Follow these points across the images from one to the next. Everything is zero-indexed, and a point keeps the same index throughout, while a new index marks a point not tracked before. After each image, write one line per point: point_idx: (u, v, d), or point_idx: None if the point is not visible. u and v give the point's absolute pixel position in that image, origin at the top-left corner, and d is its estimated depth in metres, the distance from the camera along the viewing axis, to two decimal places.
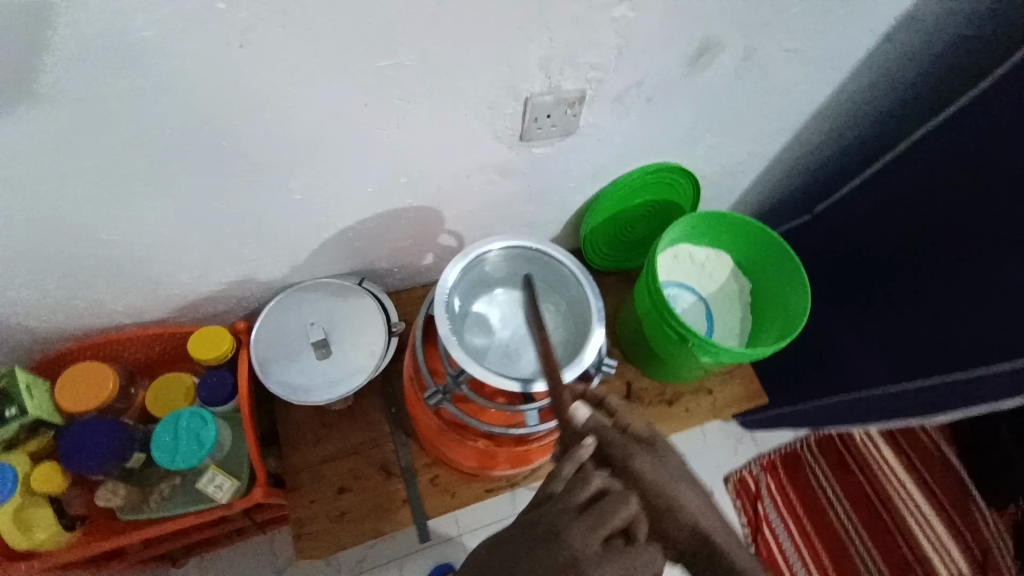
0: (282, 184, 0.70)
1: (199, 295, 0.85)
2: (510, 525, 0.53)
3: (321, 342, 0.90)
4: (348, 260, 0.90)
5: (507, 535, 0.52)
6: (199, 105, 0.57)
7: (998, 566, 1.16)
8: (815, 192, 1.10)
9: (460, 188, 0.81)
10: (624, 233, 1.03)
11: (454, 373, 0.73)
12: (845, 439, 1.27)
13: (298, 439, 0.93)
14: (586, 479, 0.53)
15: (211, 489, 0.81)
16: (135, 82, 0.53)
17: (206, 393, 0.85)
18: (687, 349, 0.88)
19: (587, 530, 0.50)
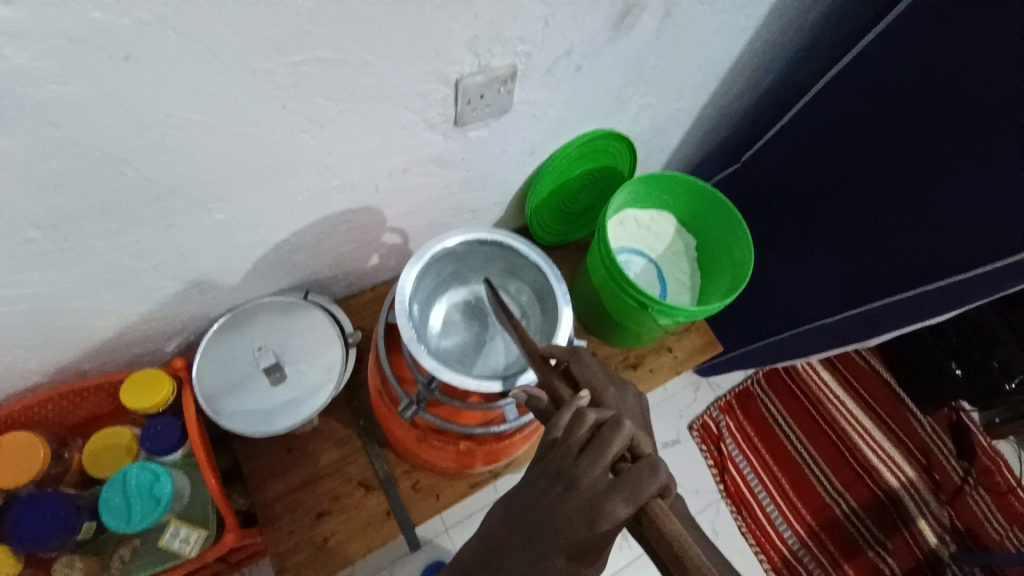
0: (201, 206, 0.64)
1: (124, 339, 0.77)
2: (516, 487, 0.46)
3: (274, 367, 0.84)
4: (288, 275, 0.84)
5: (516, 497, 0.45)
6: (89, 132, 0.50)
7: (941, 463, 1.29)
8: (741, 141, 1.13)
9: (398, 184, 0.77)
10: (568, 206, 1.02)
11: (426, 380, 0.72)
12: (792, 370, 1.35)
13: (264, 473, 0.88)
14: (580, 414, 0.47)
15: (176, 545, 0.74)
16: (4, 114, 0.45)
17: (151, 443, 0.78)
18: (646, 314, 0.89)
19: (589, 463, 0.43)
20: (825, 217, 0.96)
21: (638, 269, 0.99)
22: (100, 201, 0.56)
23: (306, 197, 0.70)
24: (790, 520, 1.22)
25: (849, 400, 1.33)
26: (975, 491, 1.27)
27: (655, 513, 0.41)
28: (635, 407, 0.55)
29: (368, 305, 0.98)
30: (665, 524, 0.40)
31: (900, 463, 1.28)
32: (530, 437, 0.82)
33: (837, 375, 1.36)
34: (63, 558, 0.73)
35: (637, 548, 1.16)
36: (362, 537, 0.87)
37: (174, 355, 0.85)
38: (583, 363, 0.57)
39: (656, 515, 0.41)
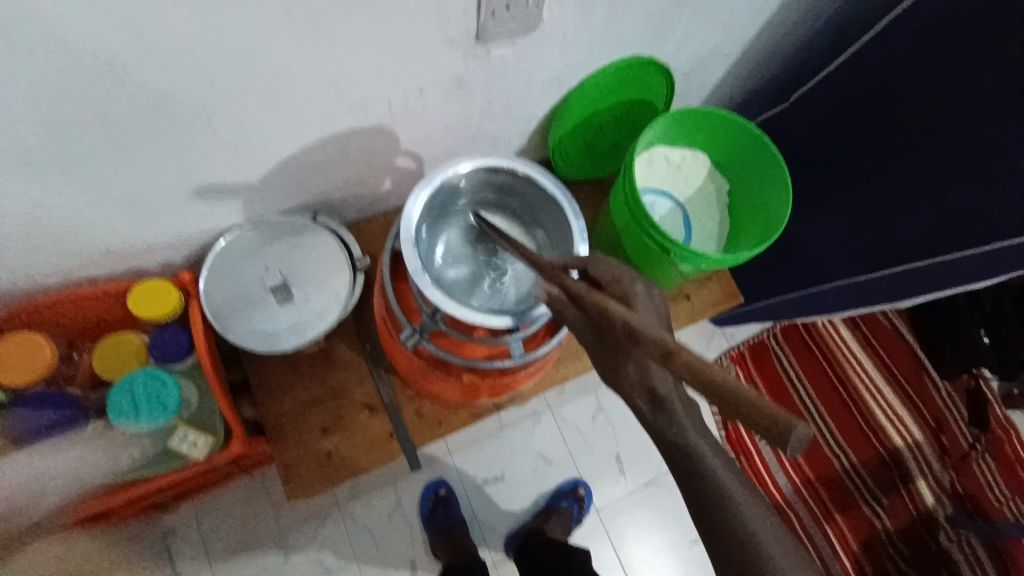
0: (200, 116, 0.60)
1: (131, 249, 0.76)
2: None
3: (281, 287, 0.84)
4: (295, 195, 0.81)
5: None
6: (74, 29, 0.46)
7: (951, 429, 1.27)
8: (795, 77, 1.03)
9: (413, 104, 0.71)
10: (596, 140, 0.96)
11: (430, 311, 0.70)
12: (811, 327, 1.32)
13: (272, 388, 0.89)
14: None
15: (185, 447, 0.78)
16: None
17: (159, 351, 0.79)
18: (667, 260, 0.84)
19: None
20: (872, 170, 0.88)
21: (664, 212, 0.94)
22: (93, 104, 0.53)
23: (313, 112, 0.65)
24: (787, 468, 1.24)
25: (867, 361, 1.30)
26: (982, 459, 1.24)
27: (686, 376, 0.39)
28: (660, 302, 0.56)
29: (379, 231, 0.95)
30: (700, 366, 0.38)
31: (909, 426, 1.26)
32: (532, 376, 0.83)
33: (858, 336, 1.32)
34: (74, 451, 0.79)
35: (632, 484, 1.19)
36: (365, 455, 0.90)
37: (183, 268, 0.85)
38: (603, 263, 0.59)
39: (687, 374, 0.39)
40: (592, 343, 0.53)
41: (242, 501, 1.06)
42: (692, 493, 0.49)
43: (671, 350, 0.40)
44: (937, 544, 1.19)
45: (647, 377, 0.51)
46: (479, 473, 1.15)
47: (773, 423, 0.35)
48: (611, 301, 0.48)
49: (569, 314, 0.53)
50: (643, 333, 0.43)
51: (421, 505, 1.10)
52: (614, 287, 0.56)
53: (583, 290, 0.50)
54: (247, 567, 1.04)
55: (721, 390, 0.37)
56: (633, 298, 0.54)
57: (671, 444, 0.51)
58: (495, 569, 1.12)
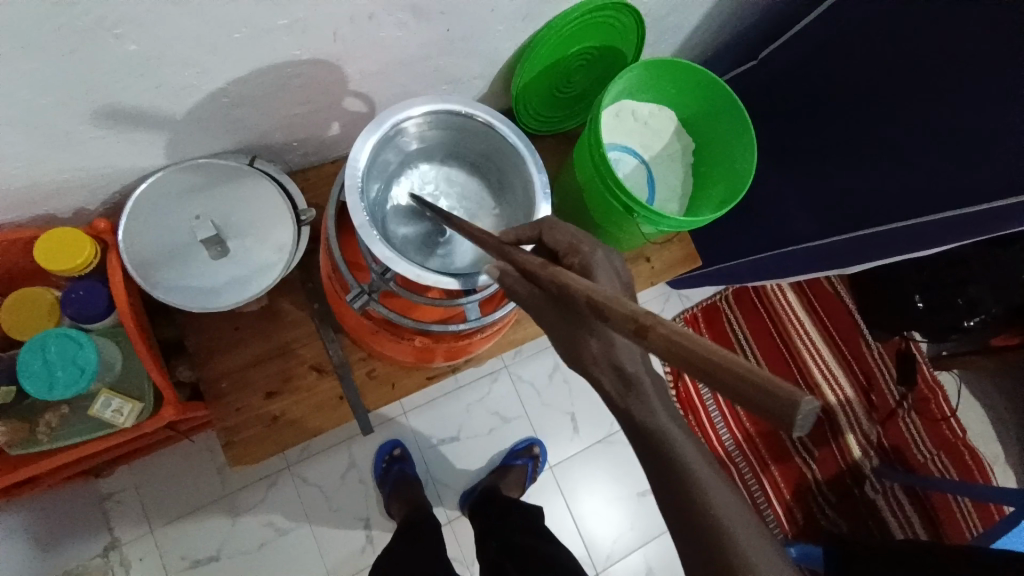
0: (107, 32, 0.50)
1: (36, 192, 0.66)
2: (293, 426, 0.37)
3: (214, 240, 0.77)
4: (228, 134, 0.72)
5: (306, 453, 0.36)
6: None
7: (881, 387, 1.34)
8: (763, 32, 1.00)
9: (362, 36, 0.64)
10: (560, 89, 0.90)
11: (379, 270, 0.65)
12: (761, 290, 1.34)
13: (209, 347, 0.83)
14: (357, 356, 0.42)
15: (108, 415, 0.71)
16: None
17: (75, 309, 0.71)
18: (630, 220, 0.81)
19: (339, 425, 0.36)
20: (835, 132, 0.87)
21: (629, 169, 0.90)
22: None
23: (243, 36, 0.57)
24: (729, 425, 1.27)
25: (810, 324, 1.34)
26: (907, 415, 1.33)
27: (664, 353, 0.32)
28: (621, 266, 0.52)
29: (326, 179, 0.88)
30: (680, 340, 0.31)
31: (843, 384, 1.32)
32: (490, 338, 0.80)
33: (803, 299, 1.35)
34: None
35: (585, 441, 1.20)
36: (315, 416, 0.86)
37: (101, 214, 0.76)
38: (559, 228, 0.54)
39: (665, 351, 0.32)
40: (548, 317, 0.47)
41: (184, 465, 1.01)
42: (660, 476, 0.46)
43: (645, 323, 0.33)
44: (861, 492, 1.28)
45: (610, 352, 0.47)
46: (434, 432, 1.13)
47: (770, 399, 0.28)
48: (570, 274, 0.42)
49: (522, 289, 0.47)
50: (608, 307, 0.36)
51: (375, 465, 1.08)
52: (572, 257, 0.52)
53: (537, 264, 0.45)
54: (192, 531, 1.00)
55: (707, 368, 0.30)
56: (593, 266, 0.50)
57: (640, 429, 0.47)
58: (451, 526, 1.12)
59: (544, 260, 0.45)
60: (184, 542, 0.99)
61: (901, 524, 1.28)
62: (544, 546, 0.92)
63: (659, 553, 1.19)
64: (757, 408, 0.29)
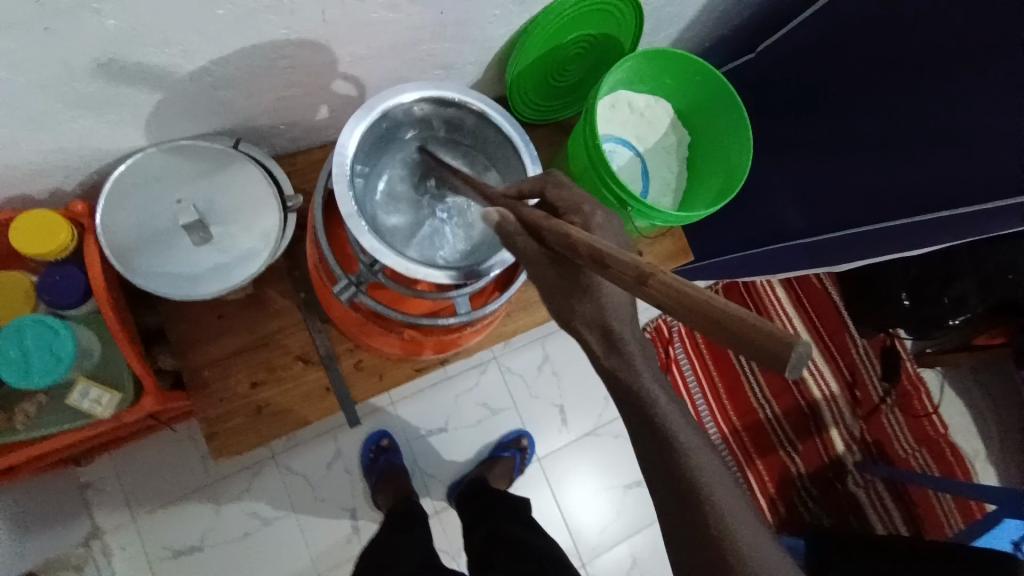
0: (81, 6, 0.47)
1: (10, 173, 0.64)
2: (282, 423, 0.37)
3: (197, 226, 0.74)
4: (212, 116, 0.70)
5: None
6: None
7: (866, 383, 1.35)
8: (759, 26, 0.99)
9: (351, 16, 0.61)
10: (555, 78, 0.89)
11: (368, 262, 0.64)
12: (750, 284, 1.34)
13: (191, 336, 0.81)
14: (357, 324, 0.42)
15: (86, 405, 0.69)
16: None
17: (50, 294, 0.69)
18: (625, 213, 0.80)
19: None
20: (831, 128, 0.86)
21: (623, 161, 0.89)
22: None
23: (227, 12, 0.54)
24: (716, 417, 1.27)
25: (798, 319, 1.34)
26: (890, 411, 1.35)
27: (663, 301, 0.32)
28: (622, 231, 0.49)
29: (314, 164, 0.86)
30: (678, 285, 0.31)
31: (827, 379, 1.33)
32: (479, 332, 0.80)
33: (792, 294, 1.36)
34: None
35: (574, 433, 1.20)
36: (301, 407, 0.84)
37: (79, 197, 0.74)
38: (563, 187, 0.51)
39: (665, 298, 0.32)
40: (545, 279, 0.45)
41: (165, 454, 0.99)
42: (646, 442, 0.47)
43: (646, 271, 0.33)
44: (845, 486, 1.29)
45: (602, 312, 0.45)
46: (422, 423, 1.12)
47: (768, 343, 0.28)
48: (574, 228, 0.41)
49: (523, 244, 0.45)
50: (613, 257, 0.36)
51: (362, 456, 1.07)
52: (573, 215, 0.48)
53: (542, 218, 0.44)
54: (173, 521, 0.98)
55: (706, 312, 0.30)
56: (594, 228, 0.47)
57: (625, 390, 0.46)
58: (437, 517, 1.11)
59: (548, 215, 0.45)
60: (166, 532, 0.97)
61: (883, 520, 1.29)
62: (534, 537, 0.91)
63: (645, 545, 1.19)
64: (753, 355, 0.29)
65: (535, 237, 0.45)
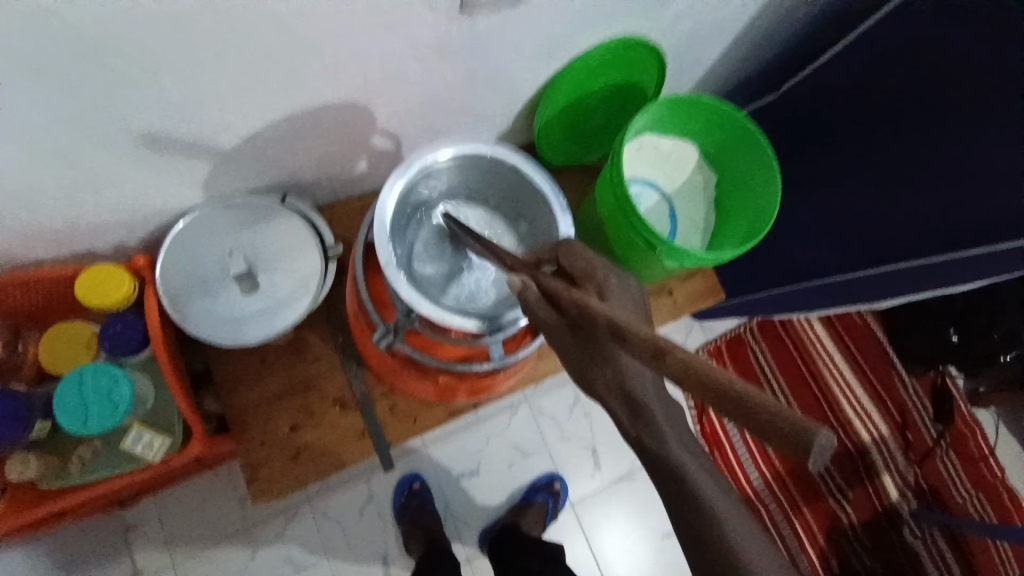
0: (145, 77, 0.52)
1: (78, 229, 0.69)
2: None
3: (245, 275, 0.79)
4: (261, 174, 0.75)
5: None
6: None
7: (917, 425, 1.28)
8: (781, 68, 1.01)
9: (390, 79, 0.66)
10: (581, 125, 0.92)
11: (405, 310, 0.66)
12: (787, 322, 1.31)
13: (235, 381, 0.84)
14: None
15: (139, 449, 0.72)
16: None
17: (110, 343, 0.73)
18: (653, 255, 0.81)
19: None
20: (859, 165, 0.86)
21: (650, 203, 0.91)
22: (23, 63, 0.46)
23: (278, 80, 0.59)
24: (758, 462, 1.22)
25: (840, 358, 1.30)
26: (944, 454, 1.27)
27: (679, 377, 0.33)
28: (636, 292, 0.52)
29: (353, 214, 0.90)
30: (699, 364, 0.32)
31: (876, 421, 1.27)
32: (513, 376, 0.80)
33: (832, 331, 1.32)
34: (18, 456, 0.72)
35: (608, 477, 1.17)
36: (337, 452, 0.85)
37: (138, 250, 0.79)
38: (576, 255, 0.54)
39: (681, 375, 0.33)
40: (569, 348, 0.48)
41: (204, 497, 1.01)
42: (678, 507, 0.46)
43: (662, 347, 0.34)
44: (900, 536, 1.22)
45: (623, 378, 0.47)
46: (454, 466, 1.11)
47: (791, 431, 0.29)
48: (591, 298, 0.43)
49: (543, 312, 0.47)
50: (631, 331, 0.37)
51: (395, 499, 1.06)
52: (588, 283, 0.52)
53: (560, 288, 0.46)
54: (210, 566, 0.99)
55: (725, 392, 0.31)
56: (607, 295, 0.50)
57: (652, 455, 0.47)
58: (469, 565, 1.09)
59: (566, 283, 0.47)
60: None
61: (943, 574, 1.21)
62: None
63: None
64: (772, 438, 0.30)
65: (553, 305, 0.47)
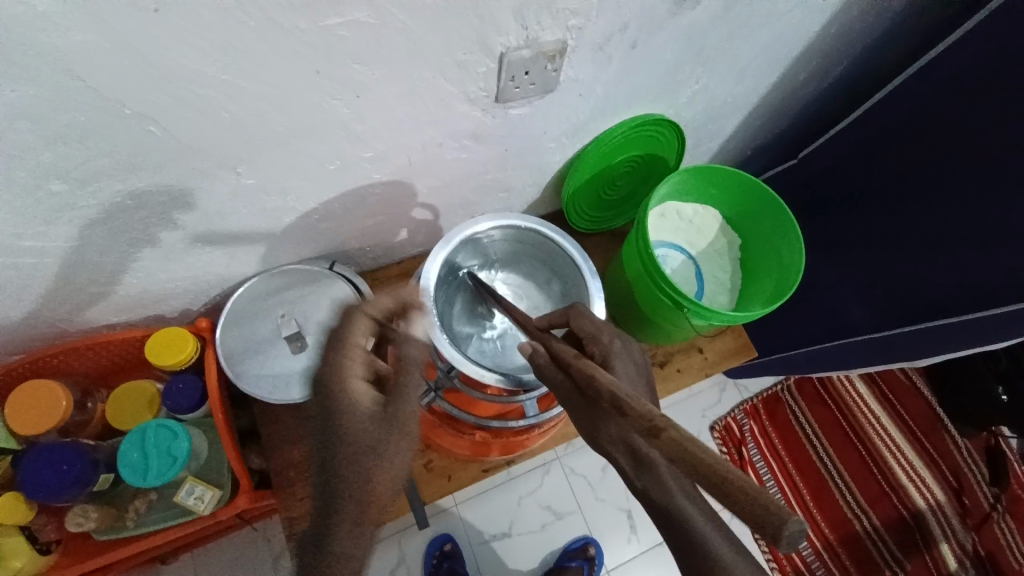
0: (224, 168, 0.60)
1: (151, 296, 0.77)
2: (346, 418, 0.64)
3: (295, 336, 0.84)
4: (313, 245, 0.83)
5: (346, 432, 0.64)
6: (112, 85, 0.47)
7: (972, 488, 1.22)
8: (798, 135, 1.06)
9: (432, 159, 0.73)
10: (607, 193, 0.98)
11: (445, 367, 0.71)
12: (824, 380, 1.29)
13: (280, 438, 0.88)
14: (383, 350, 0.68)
15: (190, 502, 0.76)
16: (6, 45, 0.41)
17: (173, 401, 0.79)
18: (682, 315, 0.83)
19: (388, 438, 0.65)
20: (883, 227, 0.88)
21: (676, 264, 0.95)
22: (127, 159, 0.54)
23: (335, 166, 0.67)
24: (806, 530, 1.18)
25: (884, 418, 1.26)
26: (1003, 520, 1.19)
27: (673, 457, 0.32)
28: (638, 355, 0.56)
29: (393, 279, 0.97)
30: (678, 437, 0.33)
31: (929, 484, 1.21)
32: (546, 433, 0.82)
33: (873, 388, 1.29)
34: (78, 508, 0.76)
35: (644, 543, 1.14)
36: None
37: (201, 314, 0.86)
38: (583, 316, 0.58)
39: (674, 456, 0.32)
40: (575, 403, 0.49)
41: (241, 553, 1.03)
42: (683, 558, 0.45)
43: (658, 425, 0.34)
44: None
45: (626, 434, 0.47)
46: (486, 527, 1.11)
47: (766, 515, 0.28)
48: (597, 367, 0.45)
49: (552, 375, 0.51)
50: (629, 404, 0.37)
51: (427, 561, 1.06)
52: (594, 347, 0.56)
53: (571, 357, 0.48)
54: None
55: (714, 476, 0.30)
56: (612, 358, 0.54)
57: (656, 505, 0.46)
58: None
59: (575, 351, 0.49)
60: None
61: None
62: None
63: None
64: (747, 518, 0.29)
65: (563, 369, 0.50)
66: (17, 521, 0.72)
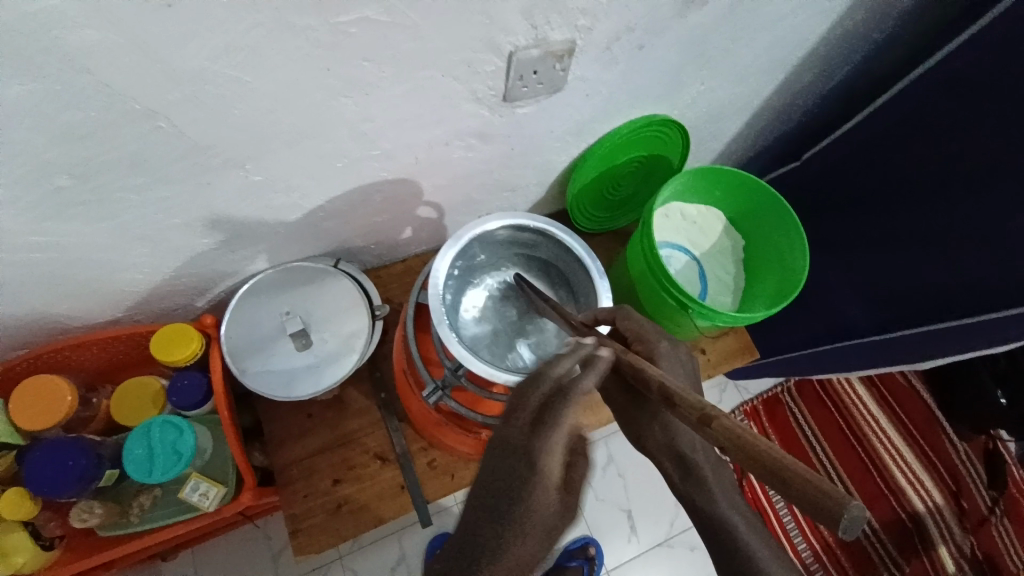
0: (232, 166, 0.61)
1: (156, 292, 0.77)
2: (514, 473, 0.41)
3: (300, 333, 0.84)
4: (318, 243, 0.83)
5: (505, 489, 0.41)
6: (123, 82, 0.47)
7: (969, 489, 1.22)
8: (802, 136, 1.06)
9: (437, 158, 0.73)
10: (611, 192, 0.98)
11: (453, 365, 0.71)
12: (826, 381, 1.29)
13: (284, 435, 0.88)
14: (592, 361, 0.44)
15: (195, 498, 0.76)
16: (20, 40, 0.41)
17: (177, 397, 0.79)
18: (686, 315, 0.84)
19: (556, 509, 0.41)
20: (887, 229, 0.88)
21: (679, 264, 0.95)
22: (135, 156, 0.55)
23: (343, 163, 0.67)
24: (806, 532, 1.18)
25: (884, 419, 1.27)
26: (1001, 523, 1.19)
27: (724, 443, 0.33)
28: (687, 362, 0.57)
29: (397, 277, 0.97)
30: (726, 423, 0.33)
31: (927, 485, 1.22)
32: None
33: (874, 390, 1.29)
34: (83, 504, 0.76)
35: (644, 544, 1.14)
36: (378, 506, 0.87)
37: (205, 311, 0.86)
38: (629, 317, 0.59)
39: (723, 441, 0.33)
40: (619, 401, 0.53)
41: (241, 551, 1.02)
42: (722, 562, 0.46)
43: (710, 413, 0.35)
44: None
45: (672, 439, 0.50)
46: None
47: (819, 497, 0.28)
48: (644, 362, 0.43)
49: None
50: (680, 396, 0.37)
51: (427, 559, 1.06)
52: (639, 345, 0.57)
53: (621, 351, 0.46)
54: None
55: (767, 463, 0.30)
56: (659, 358, 0.55)
57: (698, 511, 0.48)
58: None
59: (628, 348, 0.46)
60: None
61: None
62: None
63: None
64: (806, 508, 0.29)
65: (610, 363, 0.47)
66: (22, 516, 0.72)
